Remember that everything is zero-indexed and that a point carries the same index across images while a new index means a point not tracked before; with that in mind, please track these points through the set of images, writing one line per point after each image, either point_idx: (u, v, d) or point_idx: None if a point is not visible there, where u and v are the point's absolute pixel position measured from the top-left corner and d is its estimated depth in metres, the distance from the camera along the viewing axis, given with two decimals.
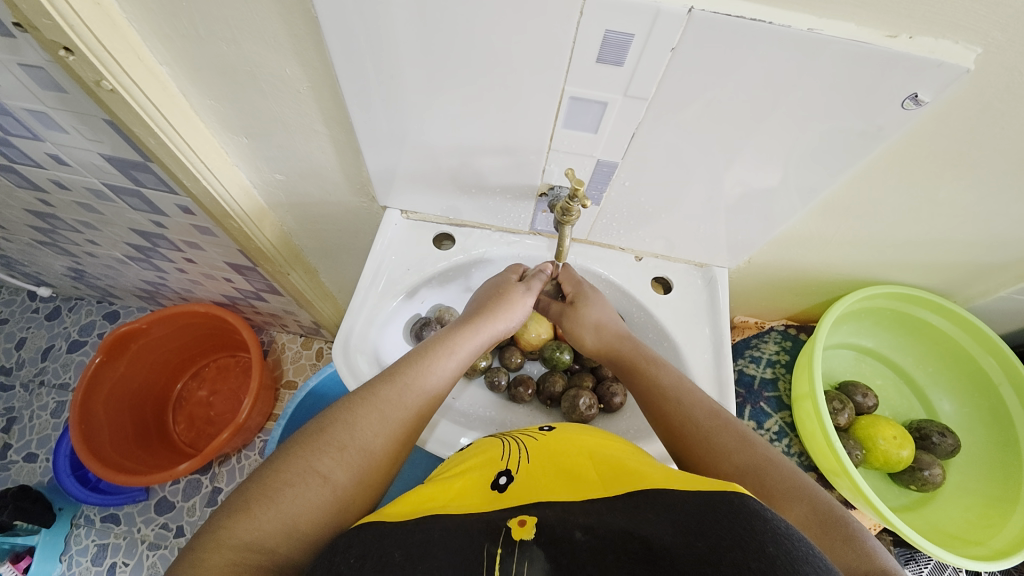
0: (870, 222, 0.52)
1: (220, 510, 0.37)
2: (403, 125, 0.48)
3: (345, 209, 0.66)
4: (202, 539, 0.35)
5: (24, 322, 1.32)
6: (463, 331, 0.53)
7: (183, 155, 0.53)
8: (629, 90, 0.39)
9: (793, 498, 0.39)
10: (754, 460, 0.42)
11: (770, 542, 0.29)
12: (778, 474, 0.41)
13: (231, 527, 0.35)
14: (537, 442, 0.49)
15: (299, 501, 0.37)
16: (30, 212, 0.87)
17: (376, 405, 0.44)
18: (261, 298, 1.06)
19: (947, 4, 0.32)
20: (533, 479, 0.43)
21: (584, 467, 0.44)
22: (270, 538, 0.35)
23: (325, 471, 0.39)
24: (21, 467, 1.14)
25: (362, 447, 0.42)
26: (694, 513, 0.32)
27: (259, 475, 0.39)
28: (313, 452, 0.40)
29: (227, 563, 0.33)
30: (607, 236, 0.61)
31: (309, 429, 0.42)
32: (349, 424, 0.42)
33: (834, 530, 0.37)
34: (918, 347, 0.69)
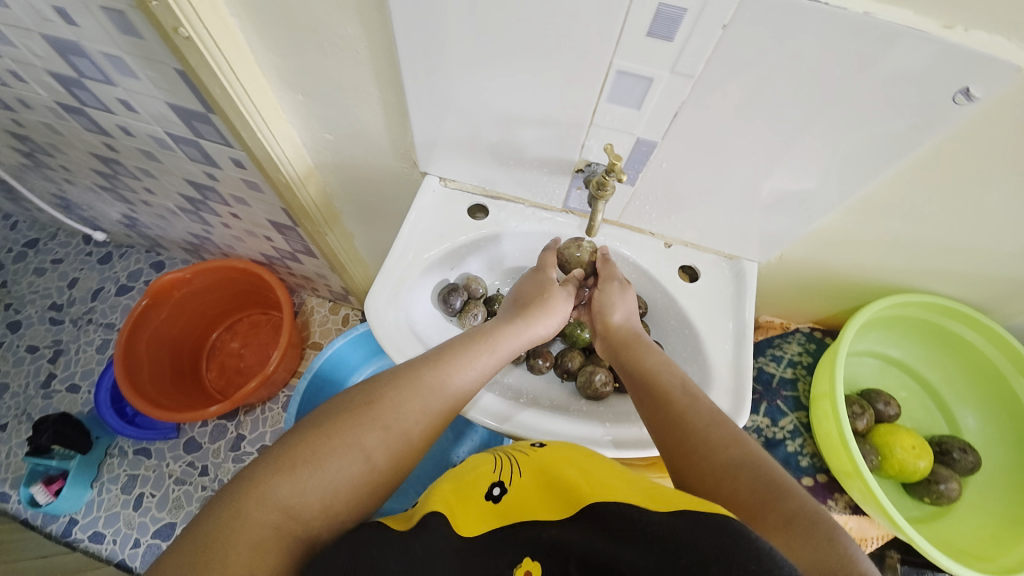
0: (909, 226, 0.51)
1: (261, 464, 0.38)
2: (452, 94, 0.50)
3: (385, 174, 0.68)
4: (239, 489, 0.36)
5: (77, 263, 1.41)
6: (507, 327, 0.56)
7: (242, 106, 0.56)
8: (676, 66, 0.40)
9: (781, 497, 0.39)
10: (748, 456, 0.43)
11: (752, 560, 0.29)
12: (769, 476, 0.41)
13: (274, 485, 0.37)
14: (528, 456, 0.49)
15: (341, 476, 0.39)
16: (97, 156, 0.93)
17: (421, 390, 0.46)
18: (297, 258, 1.11)
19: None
20: (528, 491, 0.45)
21: (570, 477, 0.44)
22: (310, 506, 0.37)
23: (368, 450, 0.41)
24: (63, 396, 1.23)
25: (404, 432, 0.44)
26: (679, 531, 0.33)
27: (303, 437, 0.40)
28: (360, 427, 0.42)
29: (268, 521, 0.35)
30: (638, 219, 0.62)
31: (356, 399, 0.44)
32: (395, 404, 0.44)
33: (818, 531, 0.36)
34: (947, 361, 0.67)
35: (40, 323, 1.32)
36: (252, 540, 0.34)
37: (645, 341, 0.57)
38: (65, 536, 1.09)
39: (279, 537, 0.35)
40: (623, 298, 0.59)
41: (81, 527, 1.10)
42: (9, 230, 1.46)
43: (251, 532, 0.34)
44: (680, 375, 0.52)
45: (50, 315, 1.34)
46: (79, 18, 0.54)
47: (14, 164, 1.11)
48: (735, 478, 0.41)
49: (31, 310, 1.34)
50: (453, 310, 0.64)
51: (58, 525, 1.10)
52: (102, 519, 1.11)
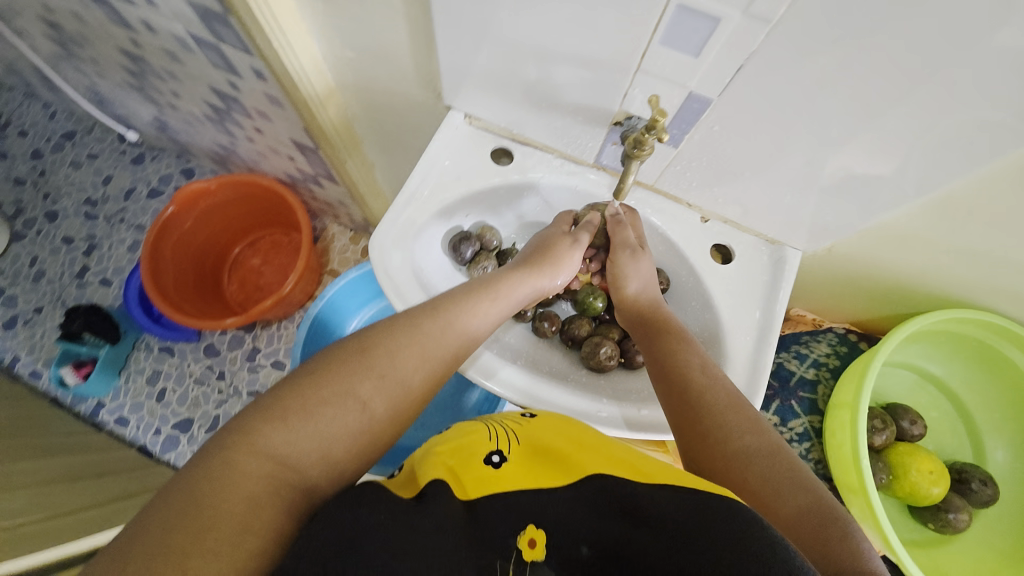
0: (990, 233, 0.44)
1: (251, 413, 0.36)
2: (485, 17, 0.44)
3: (409, 102, 0.63)
4: (230, 439, 0.35)
5: (112, 161, 1.42)
6: (512, 279, 0.52)
7: (256, 9, 0.50)
8: (750, 6, 0.33)
9: (796, 489, 0.37)
10: (766, 445, 0.40)
11: (767, 547, 0.29)
12: (787, 466, 0.39)
13: (266, 434, 0.35)
14: (522, 425, 0.46)
15: (335, 424, 0.37)
16: (123, 52, 0.89)
17: (419, 338, 0.44)
18: (319, 182, 1.08)
19: None
20: (527, 460, 0.42)
21: (574, 451, 0.42)
22: (304, 455, 0.36)
23: (364, 398, 0.39)
24: (96, 289, 1.29)
25: (402, 380, 0.42)
26: (691, 517, 0.32)
27: (295, 385, 0.38)
28: (355, 375, 0.40)
29: (261, 469, 0.33)
30: (676, 187, 0.55)
31: (350, 346, 0.42)
32: (391, 351, 0.42)
33: (832, 527, 0.35)
34: (991, 387, 0.61)
35: (75, 217, 1.36)
36: (245, 490, 0.32)
37: (663, 308, 0.54)
38: (93, 416, 1.18)
39: (274, 486, 0.33)
40: (642, 264, 0.54)
41: (108, 410, 1.19)
42: (48, 119, 1.47)
43: (243, 483, 0.33)
44: (703, 354, 0.48)
45: (85, 210, 1.37)
46: None
47: (46, 51, 1.09)
48: (752, 467, 0.39)
49: (67, 203, 1.37)
50: (463, 259, 0.60)
51: (87, 406, 1.19)
52: (128, 406, 1.19)
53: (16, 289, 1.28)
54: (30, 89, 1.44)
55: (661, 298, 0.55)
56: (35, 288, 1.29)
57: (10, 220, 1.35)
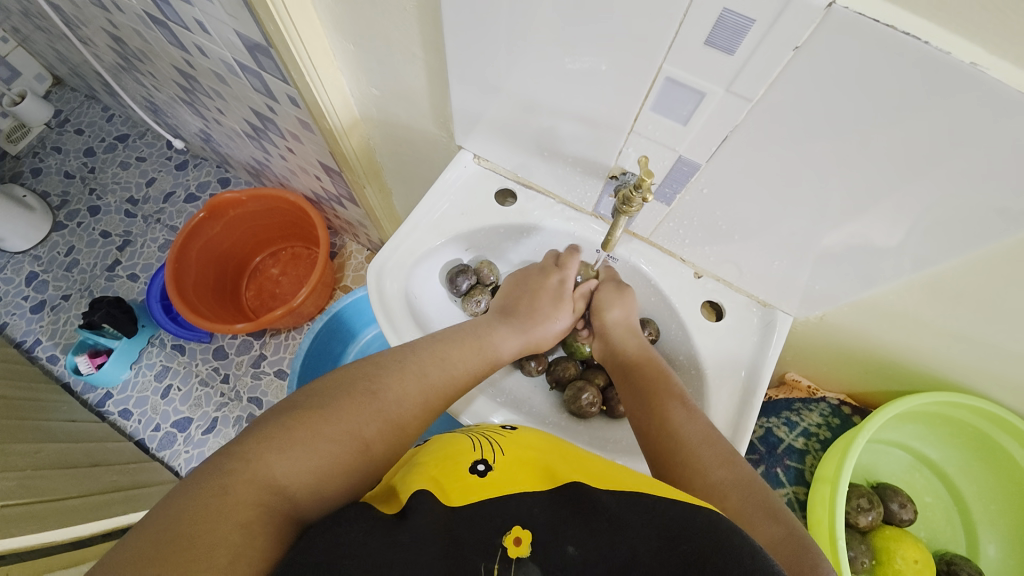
0: (982, 318, 0.43)
1: (253, 438, 0.36)
2: (496, 71, 0.47)
3: (426, 139, 0.67)
4: (230, 465, 0.34)
5: (157, 165, 1.52)
6: (506, 328, 0.56)
7: (292, 46, 0.55)
8: (732, 85, 0.35)
9: (768, 519, 0.38)
10: (742, 477, 0.41)
11: (747, 553, 0.31)
12: (763, 497, 0.40)
13: (270, 463, 0.35)
14: (504, 437, 0.46)
15: (337, 462, 0.38)
16: (178, 70, 0.97)
17: (422, 384, 0.46)
18: (342, 203, 1.13)
19: None
20: (511, 467, 0.40)
21: (555, 466, 0.41)
22: (302, 489, 0.35)
23: (367, 439, 0.40)
24: (123, 283, 1.35)
25: (401, 425, 0.43)
26: (676, 520, 0.34)
27: (303, 416, 0.38)
28: (362, 415, 0.41)
29: (260, 499, 0.33)
30: (670, 241, 0.56)
31: (360, 384, 0.43)
32: (397, 397, 0.44)
33: (804, 557, 0.35)
34: (988, 476, 0.58)
35: (115, 213, 1.45)
36: (240, 517, 0.31)
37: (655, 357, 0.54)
38: (99, 406, 1.22)
39: (270, 517, 0.33)
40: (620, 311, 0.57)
41: (114, 400, 1.23)
42: (105, 121, 1.59)
43: (240, 509, 0.32)
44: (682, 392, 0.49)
45: (125, 208, 1.46)
46: None
47: (112, 62, 1.19)
48: (730, 502, 0.40)
49: (110, 200, 1.46)
50: (458, 292, 0.62)
51: (95, 395, 1.23)
52: (133, 399, 1.23)
53: (48, 275, 1.36)
54: (93, 93, 1.56)
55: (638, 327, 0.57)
56: (66, 276, 1.36)
57: (55, 210, 1.44)
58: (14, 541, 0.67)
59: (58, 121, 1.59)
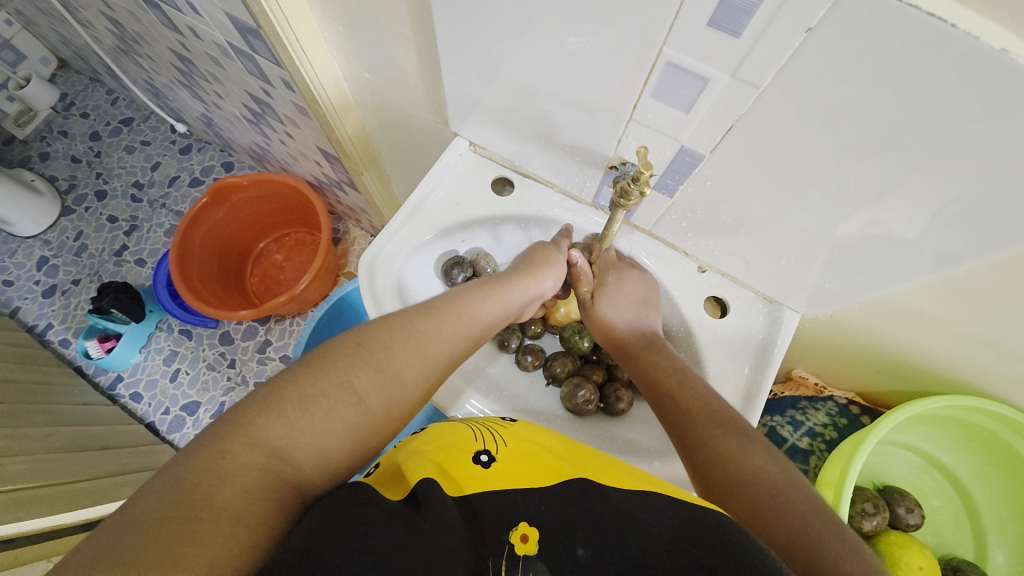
0: (1007, 322, 0.41)
1: (243, 404, 0.34)
2: (490, 56, 0.44)
3: (422, 125, 0.64)
4: (225, 431, 0.32)
5: (161, 149, 1.51)
6: (501, 288, 0.50)
7: (279, 29, 0.53)
8: (738, 71, 0.32)
9: (790, 508, 0.34)
10: (758, 467, 0.37)
11: (757, 557, 0.28)
12: (784, 480, 0.36)
13: (262, 425, 0.32)
14: (505, 428, 0.44)
15: (331, 417, 0.35)
16: (175, 53, 0.95)
17: (412, 336, 0.42)
18: (344, 189, 1.11)
19: None
20: (515, 459, 0.39)
21: (557, 459, 0.39)
22: (301, 448, 0.33)
23: (361, 391, 0.37)
24: (130, 268, 1.36)
25: (397, 375, 0.40)
26: (684, 523, 0.32)
27: (290, 376, 0.36)
28: (351, 367, 0.38)
29: (256, 462, 0.31)
30: (673, 234, 0.54)
31: (345, 339, 0.40)
32: (387, 347, 0.40)
33: (834, 539, 0.32)
34: (1001, 481, 0.56)
35: (121, 198, 1.45)
36: (242, 484, 0.30)
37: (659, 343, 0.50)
38: (110, 389, 1.24)
39: (270, 482, 0.31)
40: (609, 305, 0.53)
41: (125, 382, 1.25)
42: (110, 104, 1.58)
43: (239, 475, 0.30)
44: (682, 366, 0.47)
45: (131, 192, 1.45)
46: None
47: (110, 45, 1.17)
48: (747, 491, 0.36)
49: (116, 184, 1.46)
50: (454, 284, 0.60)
51: (106, 377, 1.25)
52: (143, 382, 1.25)
53: (59, 259, 1.37)
54: (96, 76, 1.55)
55: (647, 317, 0.53)
56: (76, 260, 1.37)
57: (63, 194, 1.44)
58: (17, 525, 0.68)
59: (63, 104, 1.58)
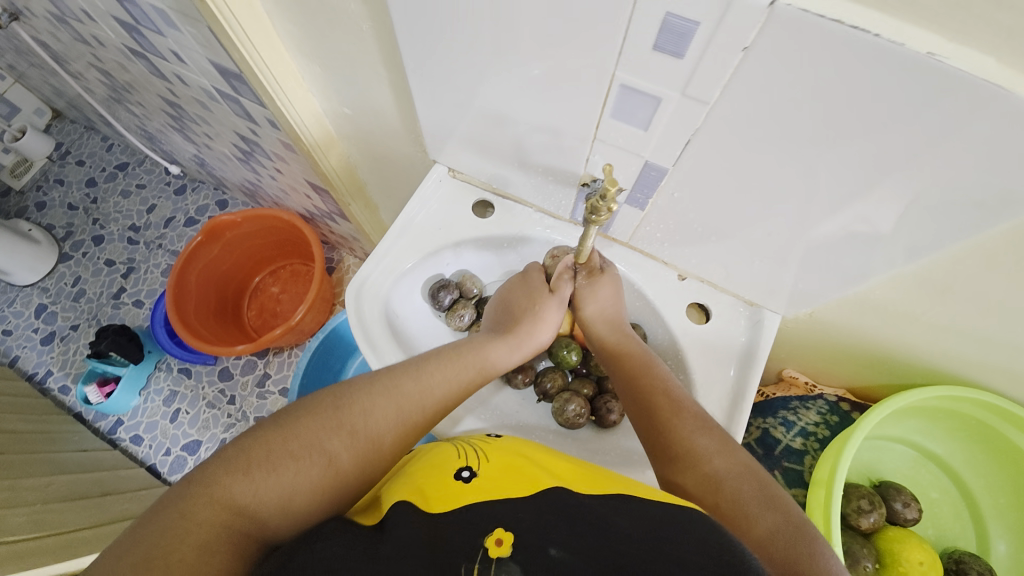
0: (977, 311, 0.42)
1: (217, 459, 0.35)
2: (459, 87, 0.46)
3: (403, 155, 0.66)
4: (190, 489, 0.33)
5: (156, 192, 1.53)
6: (485, 343, 0.50)
7: (258, 72, 0.55)
8: (687, 88, 0.33)
9: (764, 509, 0.37)
10: (735, 465, 0.40)
11: (727, 551, 0.30)
12: (758, 483, 0.39)
13: (228, 481, 0.34)
14: (488, 443, 0.45)
15: (299, 478, 0.36)
16: (164, 99, 0.98)
17: (394, 398, 0.42)
18: (335, 219, 1.13)
19: None
20: (496, 472, 0.40)
21: (536, 468, 0.40)
22: (264, 506, 0.34)
23: (332, 452, 0.38)
24: (128, 310, 1.37)
25: (374, 438, 0.40)
26: (658, 523, 0.33)
27: (264, 433, 0.37)
28: (324, 428, 0.38)
29: (215, 520, 0.32)
30: (650, 245, 0.55)
31: (324, 398, 0.40)
32: (366, 410, 0.40)
33: (800, 545, 0.35)
34: (997, 470, 0.57)
35: (118, 241, 1.47)
36: (197, 538, 0.31)
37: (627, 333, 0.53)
38: (111, 433, 1.24)
39: (226, 538, 0.32)
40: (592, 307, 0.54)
41: (125, 427, 1.24)
42: (105, 151, 1.61)
43: (197, 531, 0.31)
44: (669, 377, 0.48)
45: (128, 235, 1.48)
46: None
47: (102, 95, 1.21)
48: (728, 489, 0.39)
49: (113, 228, 1.49)
50: (441, 307, 0.61)
51: (106, 422, 1.25)
52: (143, 425, 1.24)
53: (57, 306, 1.38)
54: (92, 125, 1.59)
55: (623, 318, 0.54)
56: (74, 306, 1.38)
57: (60, 242, 1.46)
58: None
59: (59, 154, 1.61)
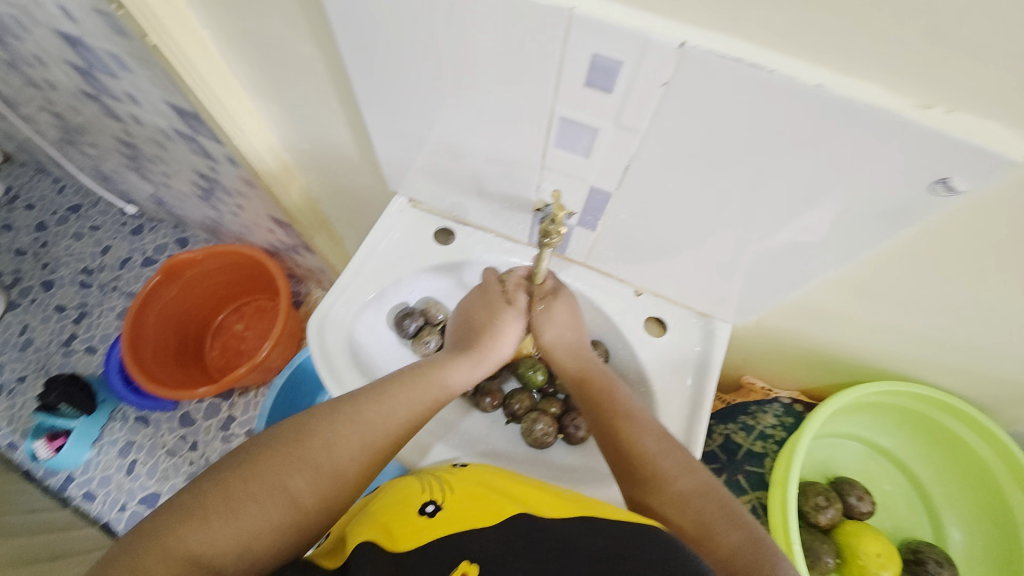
0: (898, 312, 0.45)
1: (172, 509, 0.34)
2: (413, 123, 0.48)
3: (365, 187, 0.68)
4: (143, 543, 0.32)
5: (111, 232, 1.49)
6: (450, 362, 0.50)
7: (215, 112, 0.56)
8: (620, 118, 0.36)
9: (729, 526, 0.39)
10: (699, 486, 0.42)
11: (681, 565, 0.31)
12: (720, 500, 0.41)
13: (183, 531, 0.33)
14: (453, 474, 0.46)
15: (258, 520, 0.35)
16: (119, 140, 0.97)
17: (356, 426, 0.42)
18: (300, 253, 1.13)
19: (990, 84, 0.27)
20: (461, 504, 0.40)
21: (499, 496, 0.41)
22: (222, 553, 0.34)
23: (293, 490, 0.37)
24: (81, 357, 1.31)
25: (336, 470, 0.40)
26: (616, 542, 0.34)
27: (221, 476, 0.36)
28: (285, 466, 0.38)
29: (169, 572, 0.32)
30: (605, 264, 0.58)
31: (284, 433, 0.40)
32: (327, 443, 0.40)
33: (761, 560, 0.37)
34: (942, 459, 0.60)
35: (70, 285, 1.41)
36: None
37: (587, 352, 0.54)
38: (61, 491, 1.15)
39: None
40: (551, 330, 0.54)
41: (76, 483, 1.15)
42: (57, 193, 1.56)
43: None
44: (630, 401, 0.49)
45: (80, 278, 1.42)
46: (76, 14, 0.54)
47: (54, 136, 1.18)
48: (693, 511, 0.40)
49: (65, 272, 1.43)
50: (407, 334, 0.62)
51: (56, 480, 1.16)
52: (96, 479, 1.16)
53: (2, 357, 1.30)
54: (42, 167, 1.54)
55: (585, 340, 0.55)
56: (21, 356, 1.31)
57: (6, 289, 1.39)
58: None
59: (6, 197, 1.55)
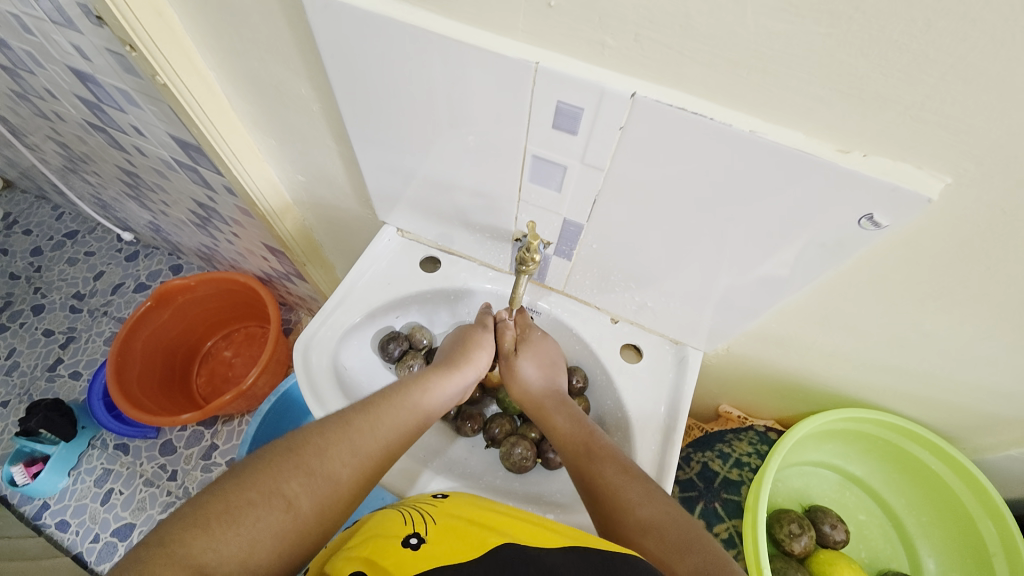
0: (855, 340, 0.48)
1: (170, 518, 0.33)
2: (401, 159, 0.52)
3: (355, 216, 0.71)
4: (147, 554, 0.31)
5: (106, 258, 1.50)
6: (434, 376, 0.53)
7: (217, 146, 0.60)
8: (585, 157, 0.40)
9: (686, 550, 0.37)
10: (661, 513, 0.41)
11: None
12: (682, 526, 0.40)
13: (185, 538, 0.32)
14: (434, 508, 0.46)
15: (259, 526, 0.35)
16: (121, 169, 1.01)
17: (346, 434, 0.43)
18: (292, 280, 1.15)
19: (898, 132, 0.30)
20: (444, 536, 0.40)
21: (480, 529, 0.41)
22: (226, 563, 0.32)
23: (291, 495, 0.37)
24: (64, 382, 1.29)
25: (329, 476, 0.40)
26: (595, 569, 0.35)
27: (215, 491, 0.36)
28: (281, 473, 0.38)
29: None
30: (582, 293, 0.61)
31: (276, 447, 0.40)
32: (320, 450, 0.41)
33: None
34: (912, 488, 0.62)
35: (60, 310, 1.41)
36: None
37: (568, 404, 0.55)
38: (35, 520, 1.12)
39: None
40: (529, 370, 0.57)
41: (49, 512, 1.12)
42: (54, 220, 1.59)
43: None
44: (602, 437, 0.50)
45: (71, 303, 1.42)
46: (90, 54, 0.58)
47: (57, 165, 1.22)
48: (653, 537, 0.39)
49: (56, 297, 1.43)
50: (391, 358, 0.64)
51: (31, 507, 1.13)
52: (71, 509, 1.13)
53: None
54: (43, 194, 1.57)
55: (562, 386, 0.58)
56: (5, 381, 1.30)
57: None
58: None
59: (5, 224, 1.58)
